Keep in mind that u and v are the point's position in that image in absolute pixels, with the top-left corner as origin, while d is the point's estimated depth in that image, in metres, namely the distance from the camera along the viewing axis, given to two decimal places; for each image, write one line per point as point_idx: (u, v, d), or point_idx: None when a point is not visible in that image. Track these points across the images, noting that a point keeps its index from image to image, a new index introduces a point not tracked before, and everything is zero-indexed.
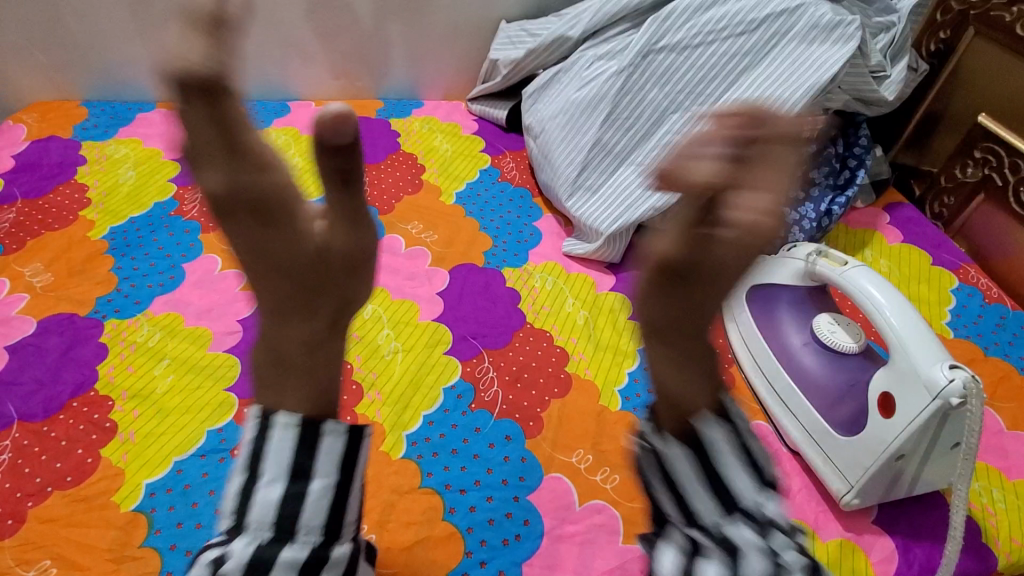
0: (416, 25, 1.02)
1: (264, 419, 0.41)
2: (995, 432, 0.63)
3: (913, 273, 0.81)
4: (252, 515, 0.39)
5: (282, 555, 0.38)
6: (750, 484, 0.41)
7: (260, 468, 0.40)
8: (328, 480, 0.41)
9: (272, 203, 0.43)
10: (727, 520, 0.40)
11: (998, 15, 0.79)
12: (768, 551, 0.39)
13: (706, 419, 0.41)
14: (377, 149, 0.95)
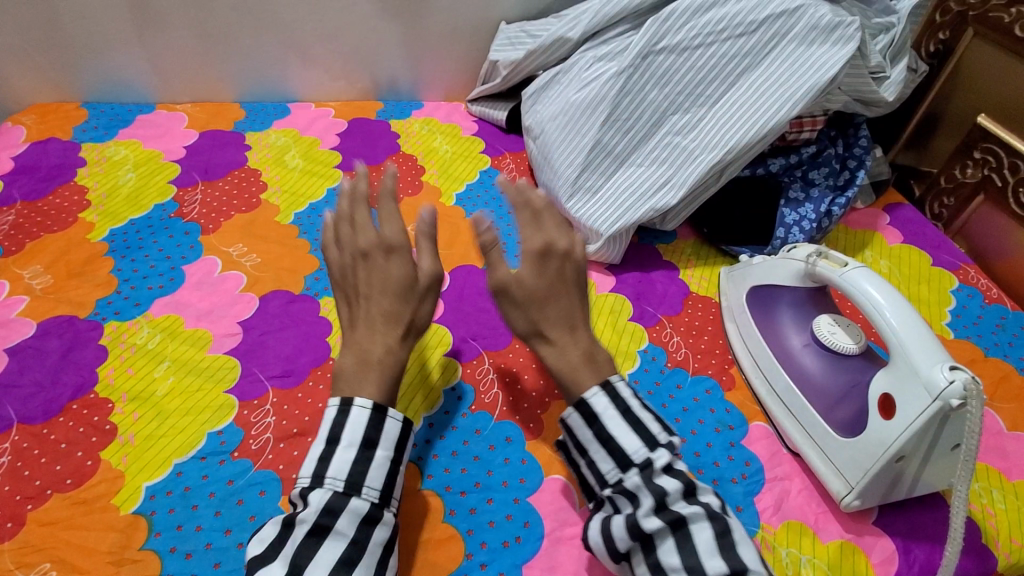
0: (416, 27, 1.02)
1: (346, 399, 0.48)
2: (996, 433, 0.63)
3: (912, 273, 0.81)
4: (329, 471, 0.45)
5: (351, 506, 0.44)
6: (638, 439, 0.46)
7: (338, 435, 0.46)
8: (390, 455, 0.48)
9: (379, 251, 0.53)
10: (623, 474, 0.46)
11: (997, 16, 0.79)
12: (657, 497, 0.43)
13: (591, 389, 0.48)
14: (377, 151, 0.95)
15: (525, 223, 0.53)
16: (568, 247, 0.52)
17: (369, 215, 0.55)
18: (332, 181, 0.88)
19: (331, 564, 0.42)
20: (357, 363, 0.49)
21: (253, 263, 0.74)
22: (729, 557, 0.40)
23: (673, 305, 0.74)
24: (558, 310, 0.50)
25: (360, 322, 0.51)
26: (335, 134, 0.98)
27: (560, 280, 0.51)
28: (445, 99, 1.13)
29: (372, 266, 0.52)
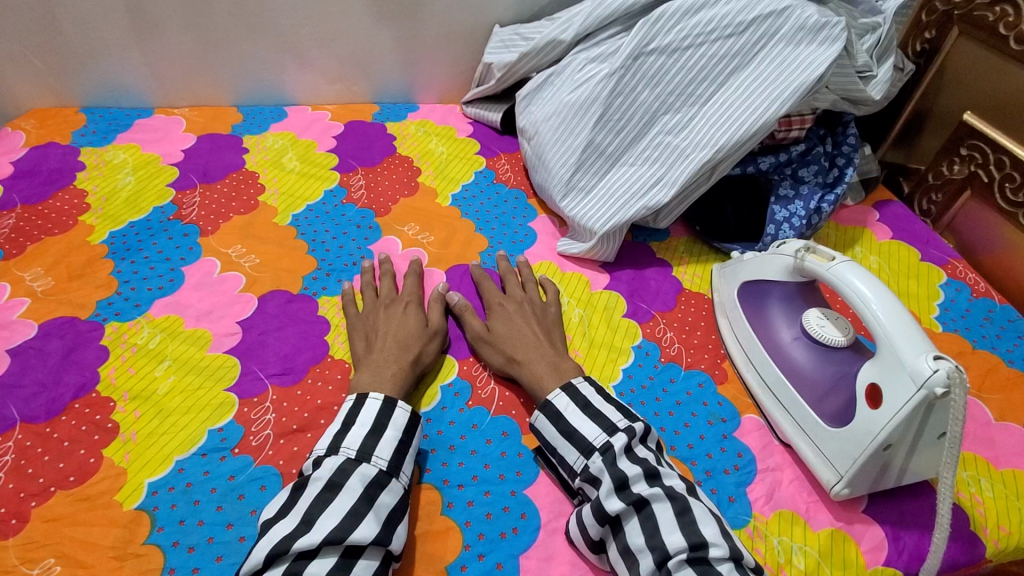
0: (410, 30, 1.03)
1: (361, 393, 0.56)
2: (984, 424, 0.64)
3: (902, 269, 0.83)
4: (344, 442, 0.52)
5: (360, 470, 0.50)
6: (597, 430, 0.54)
7: (353, 418, 0.54)
8: (399, 437, 0.54)
9: (393, 307, 0.68)
10: (587, 462, 0.53)
11: (982, 15, 0.80)
12: (618, 479, 0.50)
13: (553, 392, 0.58)
14: (373, 153, 0.96)
15: (488, 291, 0.72)
16: (522, 296, 0.70)
17: (391, 284, 0.71)
18: (328, 183, 0.89)
19: (341, 513, 0.47)
20: (373, 376, 0.59)
21: (252, 263, 0.75)
22: (686, 530, 0.47)
23: (666, 301, 0.75)
24: (521, 336, 0.64)
25: (376, 349, 0.62)
26: (331, 136, 0.99)
27: (519, 317, 0.67)
28: (440, 101, 1.14)
29: (392, 313, 0.67)
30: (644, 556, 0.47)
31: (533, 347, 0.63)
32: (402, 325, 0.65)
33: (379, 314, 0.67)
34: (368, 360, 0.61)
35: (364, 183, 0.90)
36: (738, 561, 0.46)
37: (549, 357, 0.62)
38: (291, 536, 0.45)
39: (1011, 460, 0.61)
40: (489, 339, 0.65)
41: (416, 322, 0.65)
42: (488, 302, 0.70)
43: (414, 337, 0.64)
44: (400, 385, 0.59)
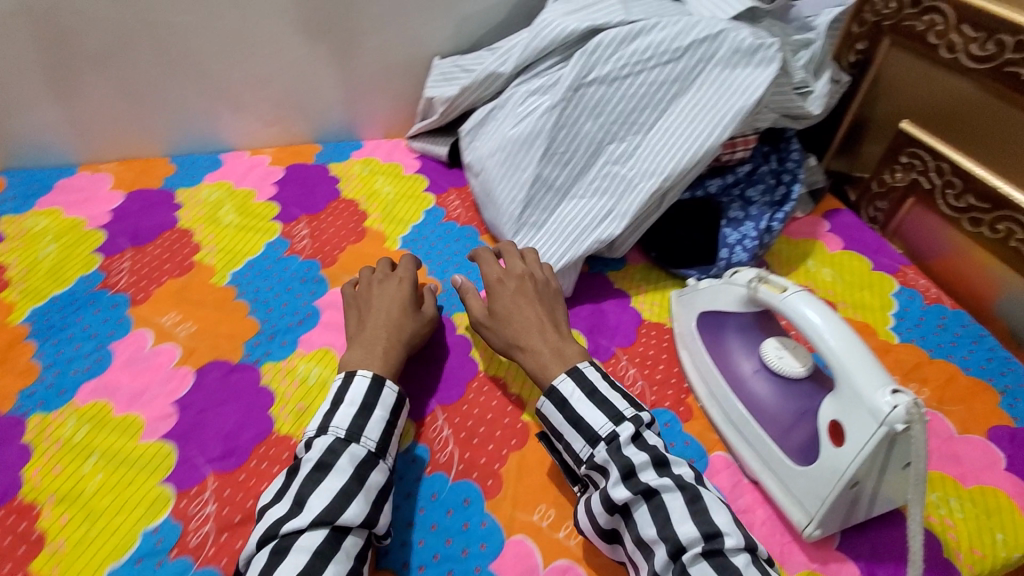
0: (348, 68, 1.00)
1: (349, 371, 0.59)
2: (947, 439, 0.64)
3: (855, 280, 0.84)
4: (333, 422, 0.55)
5: (350, 450, 0.53)
6: (604, 418, 0.54)
7: (342, 397, 0.57)
8: (387, 417, 0.57)
9: (387, 282, 0.70)
10: (593, 450, 0.54)
11: (911, 25, 0.80)
12: (625, 468, 0.51)
13: (558, 377, 0.58)
14: (316, 198, 0.92)
15: (487, 263, 0.70)
16: (522, 269, 0.69)
17: (388, 262, 0.74)
18: (270, 235, 0.85)
19: (333, 493, 0.50)
20: (364, 353, 0.62)
21: (187, 332, 0.71)
22: (698, 520, 0.48)
23: (627, 335, 0.74)
24: (524, 320, 0.64)
25: (369, 325, 0.65)
26: (271, 183, 0.94)
27: (522, 296, 0.66)
28: (385, 136, 1.11)
29: (385, 288, 0.69)
30: (658, 546, 0.48)
31: (535, 331, 0.63)
32: (396, 302, 0.68)
33: (375, 288, 0.70)
34: (362, 337, 0.64)
35: (308, 232, 0.86)
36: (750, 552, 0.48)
37: (553, 342, 0.62)
38: (283, 518, 0.49)
39: (978, 475, 0.61)
40: (491, 322, 0.66)
41: (409, 301, 0.68)
42: (486, 276, 0.69)
43: (406, 316, 0.67)
44: (390, 361, 0.62)
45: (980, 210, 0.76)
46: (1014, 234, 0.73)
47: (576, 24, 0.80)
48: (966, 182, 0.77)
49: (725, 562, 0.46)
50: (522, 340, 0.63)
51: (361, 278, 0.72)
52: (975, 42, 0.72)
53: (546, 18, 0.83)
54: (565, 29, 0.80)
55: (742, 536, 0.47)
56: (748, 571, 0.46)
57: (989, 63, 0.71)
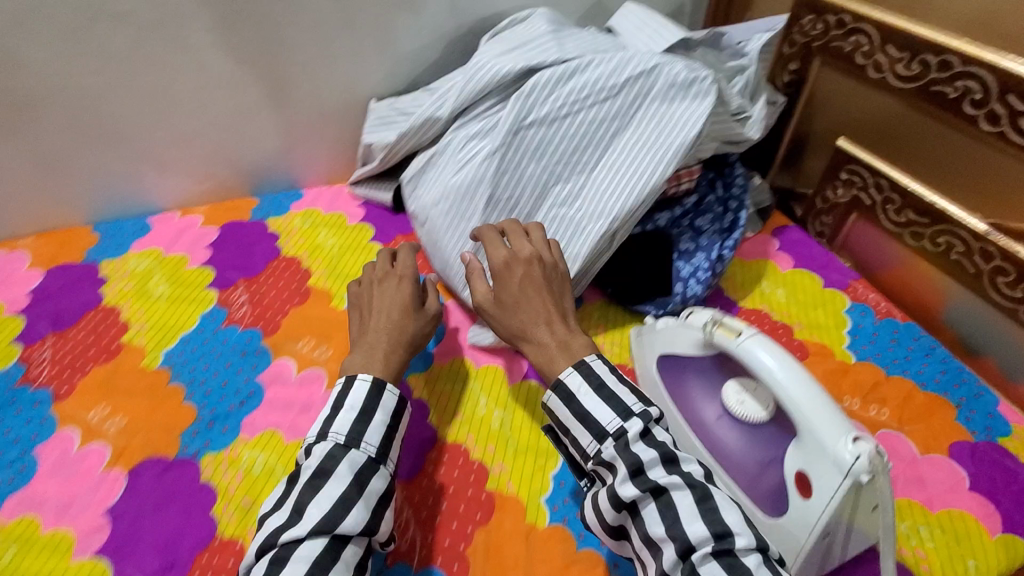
0: (280, 117, 0.96)
1: (350, 376, 0.60)
2: (911, 461, 0.65)
3: (808, 299, 0.84)
4: (333, 428, 0.55)
5: (350, 456, 0.53)
6: (612, 414, 0.53)
7: (343, 402, 0.57)
8: (387, 420, 0.57)
9: (390, 280, 0.71)
10: (600, 446, 0.53)
11: (839, 46, 0.81)
12: (633, 465, 0.50)
13: (565, 370, 0.57)
14: (254, 258, 0.87)
15: (491, 245, 0.66)
16: (530, 253, 0.65)
17: (389, 258, 0.75)
18: (204, 306, 0.80)
19: (332, 500, 0.50)
20: (365, 356, 0.63)
21: (118, 427, 0.66)
22: (708, 519, 0.46)
23: None
24: (528, 312, 0.62)
25: (371, 328, 0.66)
26: (204, 246, 0.90)
27: (530, 284, 0.63)
28: (327, 183, 1.07)
29: (385, 289, 0.70)
30: (666, 545, 0.46)
31: (541, 322, 0.61)
32: (397, 301, 0.69)
33: (378, 288, 0.71)
34: (366, 341, 0.65)
35: (246, 297, 0.81)
36: (763, 552, 0.46)
37: (560, 335, 0.61)
38: (282, 528, 0.49)
39: (944, 498, 0.62)
40: (497, 310, 0.64)
41: (410, 297, 0.69)
42: (491, 260, 0.65)
43: (407, 316, 0.67)
44: (392, 363, 0.63)
45: (920, 224, 0.77)
46: (954, 247, 0.73)
47: (510, 66, 0.78)
48: (903, 198, 0.77)
49: (736, 562, 0.44)
50: (527, 332, 0.61)
51: (365, 278, 0.73)
52: (900, 62, 0.73)
53: (479, 61, 0.81)
54: (500, 72, 0.78)
55: (754, 535, 0.45)
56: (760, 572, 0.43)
57: (914, 82, 0.72)
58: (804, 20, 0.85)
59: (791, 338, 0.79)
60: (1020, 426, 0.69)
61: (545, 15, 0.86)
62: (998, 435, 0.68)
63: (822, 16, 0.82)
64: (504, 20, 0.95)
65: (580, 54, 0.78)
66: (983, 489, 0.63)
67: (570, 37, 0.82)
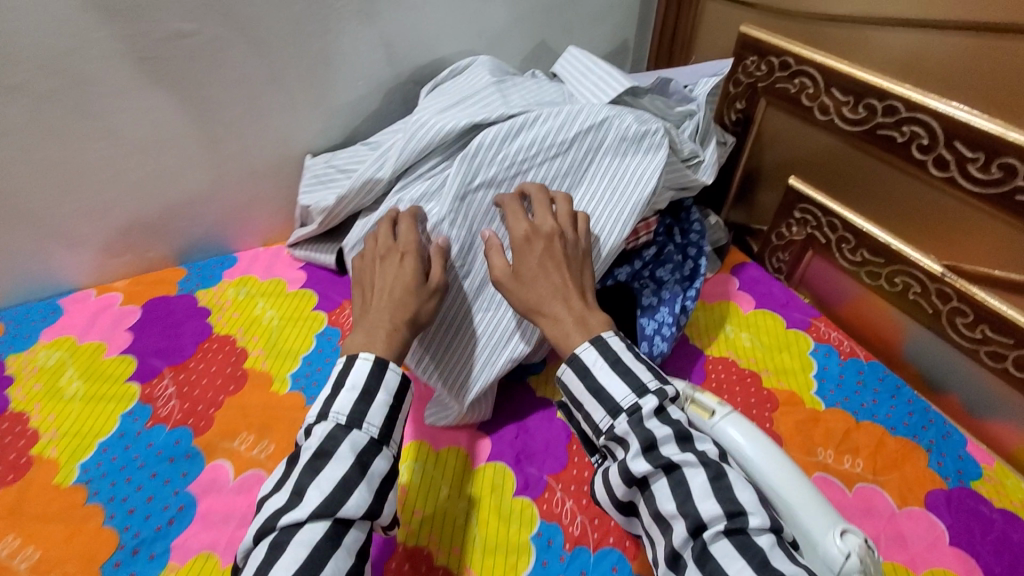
0: (206, 181, 0.88)
1: (352, 355, 0.58)
2: (890, 518, 0.63)
3: (773, 341, 0.82)
4: (333, 408, 0.54)
5: (351, 437, 0.52)
6: (626, 389, 0.53)
7: (344, 380, 0.56)
8: (390, 401, 0.56)
9: (395, 251, 0.66)
10: (613, 421, 0.53)
11: (784, 87, 0.80)
12: (646, 441, 0.50)
13: (581, 345, 0.57)
14: (182, 341, 0.80)
15: (513, 217, 0.65)
16: (552, 228, 0.64)
17: (390, 231, 0.69)
18: (126, 403, 0.73)
19: (333, 482, 0.49)
20: (367, 336, 0.60)
21: (28, 563, 0.58)
22: (722, 497, 0.46)
23: (558, 457, 0.68)
24: (544, 288, 0.61)
25: (373, 308, 0.63)
26: (125, 330, 0.82)
27: (549, 259, 0.62)
28: (263, 243, 0.99)
29: (388, 266, 0.66)
30: (677, 522, 0.47)
31: (558, 296, 0.61)
32: (403, 274, 0.64)
33: (382, 262, 0.66)
34: (374, 320, 0.61)
35: (173, 388, 0.74)
36: (777, 533, 0.45)
37: (577, 310, 0.60)
38: (281, 511, 0.48)
39: (927, 557, 0.60)
40: (513, 282, 0.62)
41: (418, 269, 0.65)
42: (512, 234, 0.64)
43: (409, 294, 0.63)
44: (395, 344, 0.60)
45: (876, 263, 0.76)
46: (911, 288, 0.73)
47: (452, 124, 0.73)
48: (858, 237, 0.77)
49: (747, 541, 0.44)
50: (536, 309, 0.61)
51: (368, 250, 0.68)
52: (846, 105, 0.72)
53: (419, 119, 0.76)
54: (442, 130, 0.73)
55: (767, 515, 0.45)
56: (771, 552, 0.43)
57: (861, 125, 0.71)
58: (748, 61, 0.84)
59: (760, 387, 0.77)
60: (990, 466, 0.68)
61: (486, 66, 0.84)
62: (970, 478, 0.67)
63: (766, 56, 0.81)
64: (446, 69, 0.91)
65: (527, 107, 0.74)
66: (963, 542, 0.61)
67: (513, 88, 0.79)
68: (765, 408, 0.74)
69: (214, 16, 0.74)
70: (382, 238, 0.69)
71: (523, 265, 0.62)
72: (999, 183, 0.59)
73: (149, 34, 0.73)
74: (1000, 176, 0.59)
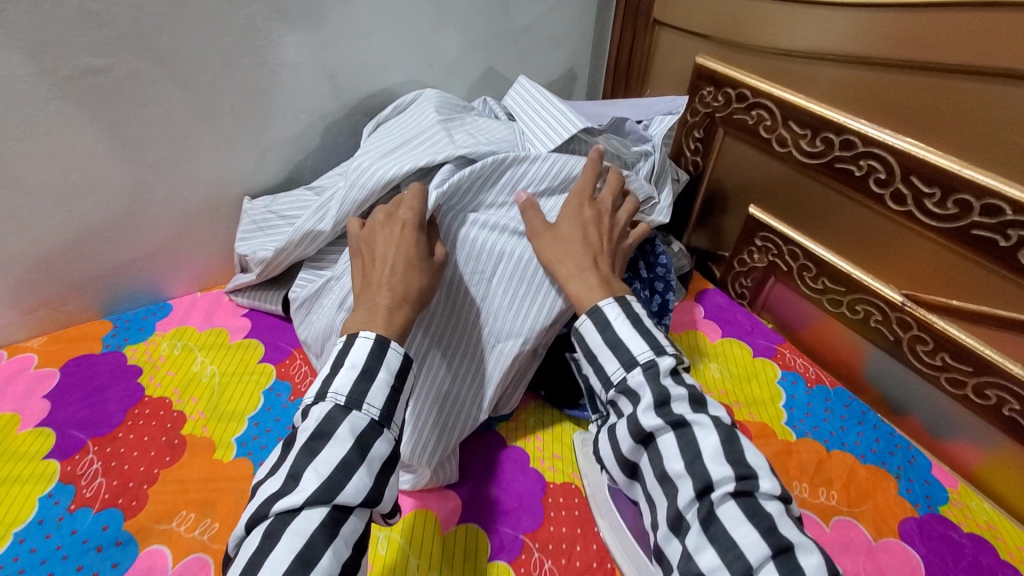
0: (132, 224, 0.80)
1: (353, 333, 0.55)
2: (868, 552, 0.63)
3: (741, 371, 0.82)
4: (332, 387, 0.52)
5: (350, 418, 0.50)
6: (645, 346, 0.56)
7: (344, 360, 0.53)
8: (391, 380, 0.54)
9: (397, 222, 0.62)
10: (626, 374, 0.56)
11: (741, 118, 0.81)
12: (660, 396, 0.53)
13: (605, 300, 0.59)
14: (107, 408, 0.71)
15: (579, 185, 0.69)
16: (606, 208, 0.69)
17: (395, 203, 0.66)
18: (43, 485, 0.64)
19: (331, 466, 0.47)
20: (368, 312, 0.57)
21: None
22: (733, 462, 0.49)
23: (534, 512, 0.65)
24: (576, 249, 0.64)
25: (376, 283, 0.59)
26: (40, 397, 0.73)
27: (592, 226, 0.66)
28: (200, 289, 0.92)
29: (390, 236, 0.62)
30: (684, 481, 0.50)
31: (587, 264, 0.63)
32: (405, 246, 0.60)
33: (383, 231, 0.63)
34: (386, 293, 0.58)
35: (99, 463, 0.66)
36: (783, 502, 0.49)
37: (603, 274, 0.63)
38: (275, 497, 0.47)
39: None
40: (549, 235, 0.66)
41: (421, 244, 0.62)
42: (569, 198, 0.69)
43: (412, 270, 0.60)
44: (396, 322, 0.57)
45: (837, 291, 0.77)
46: (872, 315, 0.74)
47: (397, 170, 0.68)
48: (819, 266, 0.78)
49: (754, 504, 0.47)
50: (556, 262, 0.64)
51: (370, 221, 0.65)
52: (804, 138, 0.73)
53: (359, 164, 0.72)
54: (385, 176, 0.68)
55: (777, 483, 0.48)
56: (779, 517, 0.46)
57: (819, 158, 0.72)
58: (705, 91, 0.86)
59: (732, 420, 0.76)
60: (954, 490, 0.70)
61: (433, 102, 0.80)
62: (937, 504, 0.68)
63: (722, 88, 0.83)
64: (393, 103, 0.87)
65: (475, 147, 0.71)
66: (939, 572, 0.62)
67: (461, 126, 0.76)
68: None
69: (134, 50, 0.68)
70: (383, 211, 0.65)
71: (570, 221, 0.66)
72: (955, 219, 0.61)
73: (54, 72, 0.65)
74: (955, 212, 0.61)
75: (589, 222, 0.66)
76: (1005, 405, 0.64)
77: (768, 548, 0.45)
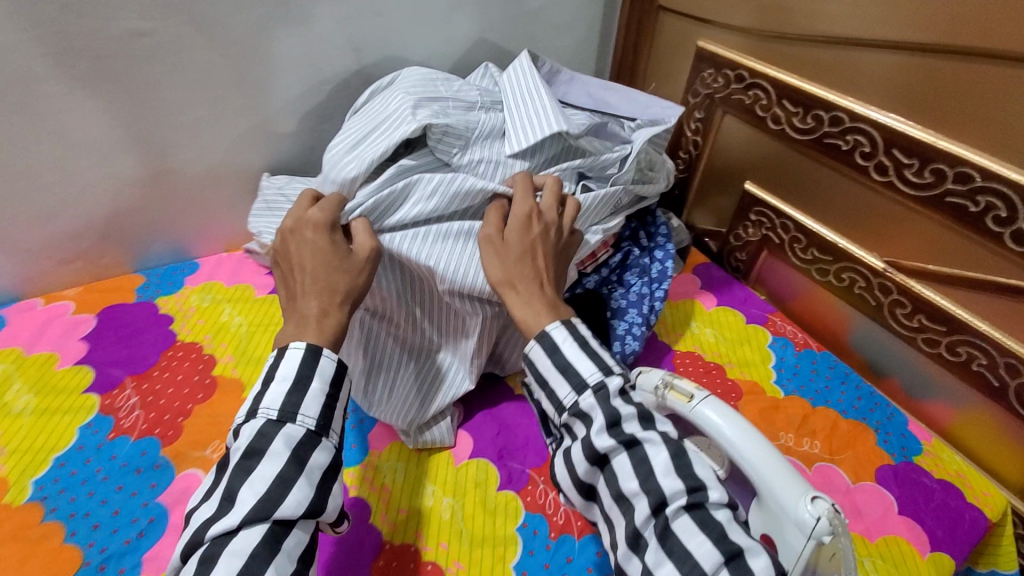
0: (163, 184, 0.85)
1: (282, 347, 0.57)
2: (846, 492, 0.69)
3: (734, 335, 0.88)
4: (263, 403, 0.53)
5: (282, 432, 0.51)
6: (594, 367, 0.57)
7: (274, 373, 0.55)
8: (325, 388, 0.56)
9: (306, 230, 0.63)
10: (578, 398, 0.57)
11: (739, 98, 0.87)
12: (612, 416, 0.54)
13: (552, 325, 0.60)
14: (142, 350, 0.76)
15: (523, 196, 0.68)
16: (551, 220, 0.67)
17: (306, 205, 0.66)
18: (84, 416, 0.69)
19: (266, 481, 0.49)
20: (298, 325, 0.58)
21: None
22: (683, 475, 0.51)
23: (539, 450, 0.70)
24: (525, 271, 0.63)
25: (297, 296, 0.60)
26: (78, 339, 0.78)
27: (539, 246, 0.65)
28: (226, 249, 0.97)
29: (303, 243, 0.62)
30: (639, 499, 0.51)
31: (530, 283, 0.63)
32: (315, 257, 0.61)
33: (292, 240, 0.63)
34: (304, 303, 0.59)
35: (136, 398, 0.71)
36: (732, 510, 0.50)
37: (550, 297, 0.63)
38: (211, 521, 0.48)
39: (880, 526, 0.66)
40: (498, 246, 0.65)
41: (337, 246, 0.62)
42: (517, 210, 0.67)
43: (333, 275, 0.60)
44: (326, 331, 0.58)
45: (825, 261, 0.83)
46: (857, 282, 0.80)
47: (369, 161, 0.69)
48: (809, 237, 0.83)
49: (706, 516, 0.48)
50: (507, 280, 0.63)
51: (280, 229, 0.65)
52: (796, 116, 0.79)
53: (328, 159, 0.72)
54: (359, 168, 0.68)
55: (725, 492, 0.50)
56: (729, 525, 0.48)
57: (810, 134, 0.78)
58: (706, 73, 0.91)
59: (724, 377, 0.81)
60: (928, 442, 0.75)
61: (413, 82, 0.80)
62: (912, 454, 0.74)
63: (723, 70, 0.88)
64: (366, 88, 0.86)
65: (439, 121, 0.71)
66: (910, 510, 0.67)
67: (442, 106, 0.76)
68: (729, 397, 0.79)
69: (174, 15, 0.73)
70: (291, 217, 0.64)
71: (512, 240, 0.65)
72: (930, 186, 0.67)
73: (101, 32, 0.70)
74: (931, 180, 0.66)
75: (533, 238, 0.65)
76: (973, 361, 0.70)
77: (720, 557, 0.46)
